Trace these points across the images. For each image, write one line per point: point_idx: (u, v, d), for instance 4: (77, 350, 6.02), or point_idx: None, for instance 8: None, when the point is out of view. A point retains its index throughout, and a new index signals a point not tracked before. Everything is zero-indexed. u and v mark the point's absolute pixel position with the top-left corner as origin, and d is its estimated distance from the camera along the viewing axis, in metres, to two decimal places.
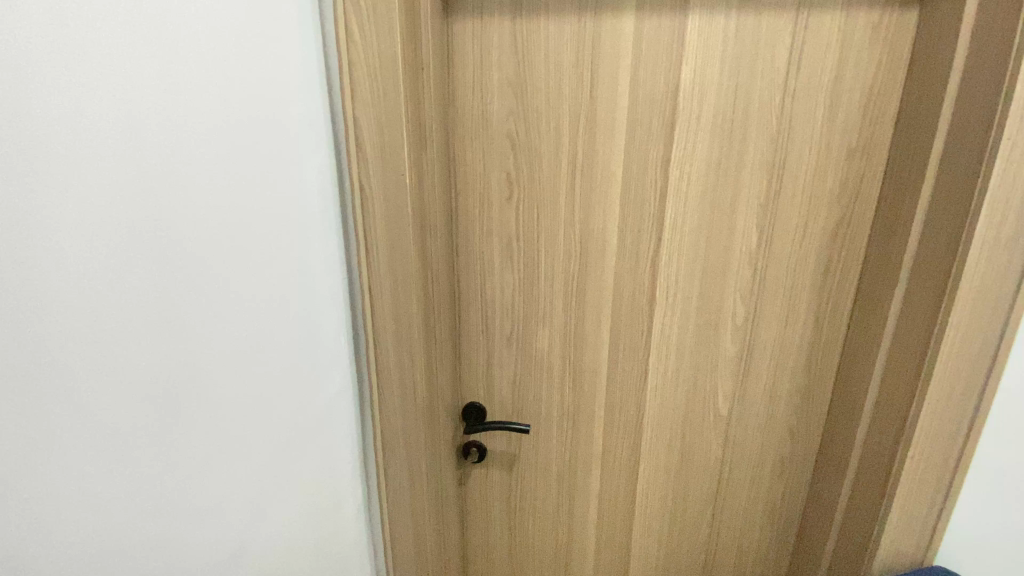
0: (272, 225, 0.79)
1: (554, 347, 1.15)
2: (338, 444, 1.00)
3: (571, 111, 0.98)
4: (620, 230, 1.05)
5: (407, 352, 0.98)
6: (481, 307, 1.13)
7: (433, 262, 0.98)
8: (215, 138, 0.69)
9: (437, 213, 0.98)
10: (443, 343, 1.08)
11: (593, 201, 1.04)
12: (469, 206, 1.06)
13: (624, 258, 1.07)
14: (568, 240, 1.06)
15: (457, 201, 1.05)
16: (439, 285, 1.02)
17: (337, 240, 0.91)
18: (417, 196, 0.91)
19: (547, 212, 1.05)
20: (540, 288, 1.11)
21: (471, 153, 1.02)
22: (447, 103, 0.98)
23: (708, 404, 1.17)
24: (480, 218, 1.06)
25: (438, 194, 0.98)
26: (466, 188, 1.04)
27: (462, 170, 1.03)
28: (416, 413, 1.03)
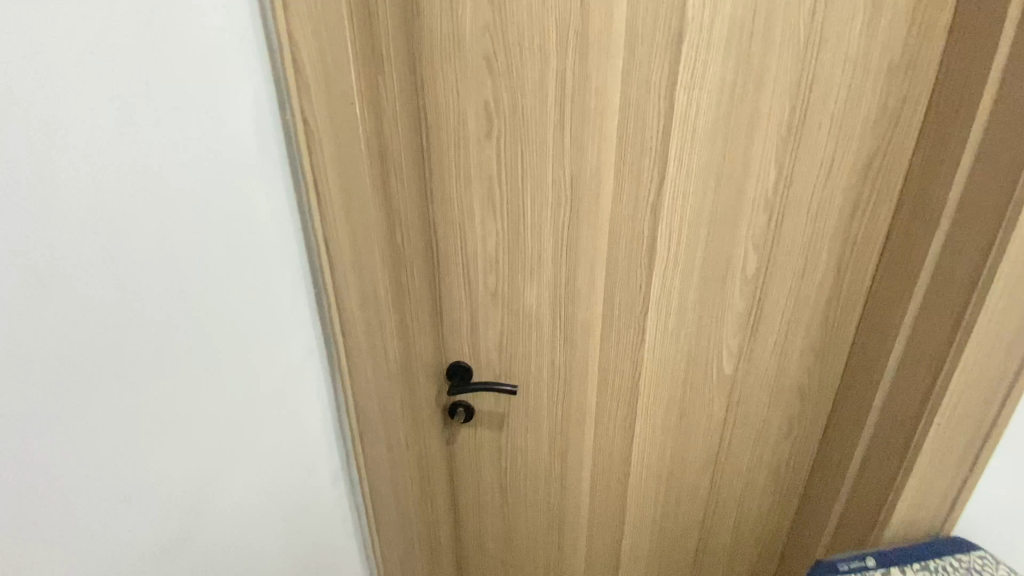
0: (206, 174, 0.65)
1: (543, 302, 1.05)
2: (306, 411, 0.91)
3: (559, 26, 0.82)
4: (617, 170, 0.92)
5: (375, 310, 0.89)
6: (462, 259, 1.02)
7: (396, 207, 0.89)
8: (90, 53, 0.52)
9: (399, 153, 0.86)
10: (416, 298, 0.99)
11: (586, 135, 0.89)
12: (442, 145, 0.92)
13: (621, 202, 0.94)
14: (557, 183, 0.93)
15: (427, 139, 0.91)
16: (407, 234, 0.92)
17: (284, 186, 0.78)
18: (371, 132, 0.79)
19: (533, 150, 0.91)
20: (527, 237, 0.99)
21: (444, 80, 0.87)
22: (410, 18, 0.82)
23: (711, 364, 1.07)
24: (455, 158, 0.93)
25: (401, 131, 0.86)
26: (438, 123, 0.90)
27: (432, 101, 0.89)
28: (388, 374, 0.96)
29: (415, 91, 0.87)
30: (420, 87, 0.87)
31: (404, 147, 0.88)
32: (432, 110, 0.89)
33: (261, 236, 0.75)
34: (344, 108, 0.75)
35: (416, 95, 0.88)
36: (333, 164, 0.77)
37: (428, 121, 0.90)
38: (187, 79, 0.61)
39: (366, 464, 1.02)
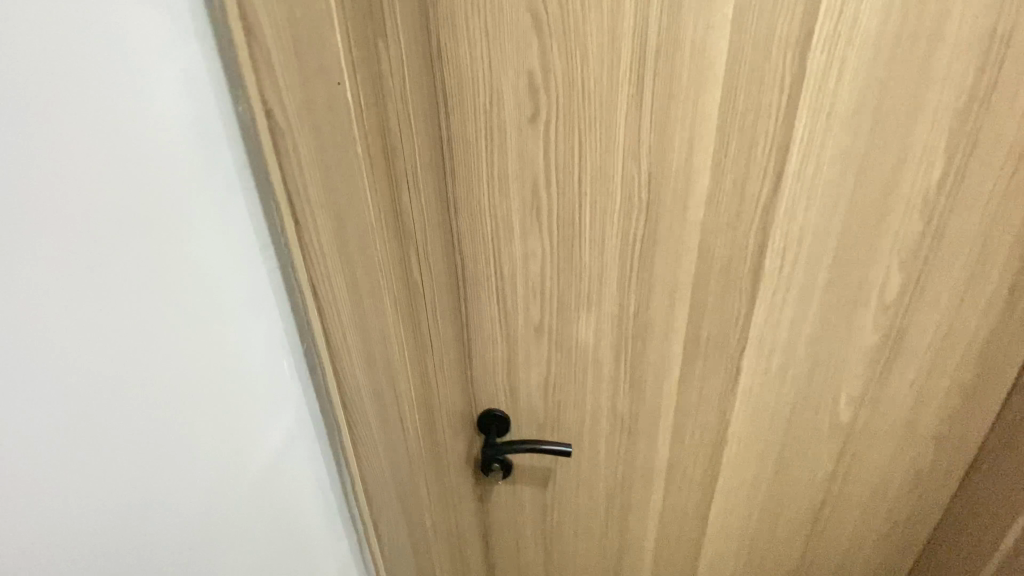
0: (105, 199, 0.44)
1: (604, 339, 0.80)
2: (300, 495, 0.70)
3: None
4: (715, 164, 0.66)
5: (383, 374, 0.64)
6: (498, 288, 0.77)
7: (410, 231, 0.63)
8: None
9: (415, 152, 0.61)
10: (436, 347, 0.74)
11: (672, 116, 0.63)
12: (469, 136, 0.66)
13: (719, 207, 0.68)
14: (629, 185, 0.68)
15: (449, 131, 0.65)
16: (423, 264, 0.67)
17: (245, 210, 0.52)
18: (367, 129, 0.53)
19: (597, 138, 0.66)
20: (584, 256, 0.74)
21: (471, 44, 0.60)
22: None
23: (822, 411, 0.83)
24: (487, 155, 0.67)
25: (408, 122, 0.59)
26: (464, 106, 0.64)
27: (455, 75, 0.62)
28: (407, 448, 0.72)
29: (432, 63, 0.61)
30: (439, 56, 0.61)
31: (415, 144, 0.61)
32: (453, 89, 0.63)
33: (201, 281, 0.52)
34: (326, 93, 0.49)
35: (433, 67, 0.61)
36: (315, 176, 0.51)
37: (448, 104, 0.64)
38: (48, 58, 0.39)
39: (384, 551, 0.80)
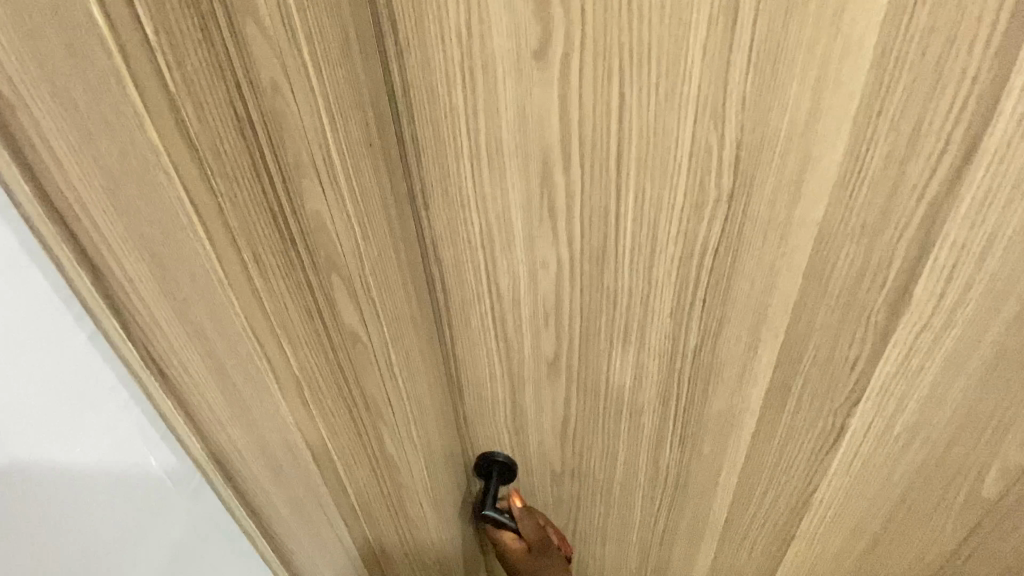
0: None
1: (648, 383, 0.56)
2: None
3: None
4: (858, 127, 0.38)
5: (293, 477, 0.46)
6: (493, 310, 0.53)
7: (329, 269, 0.42)
8: None
9: (339, 142, 0.38)
10: (401, 409, 0.54)
11: (790, 42, 0.36)
12: (440, 85, 0.40)
13: (854, 199, 0.41)
14: (704, 168, 0.41)
15: (406, 75, 0.40)
16: (361, 313, 0.45)
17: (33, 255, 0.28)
18: (207, 131, 0.31)
19: (652, 84, 0.38)
20: (623, 271, 0.48)
21: None
22: None
23: (960, 491, 0.57)
24: (469, 114, 0.41)
25: (315, 94, 0.36)
26: (427, 32, 0.38)
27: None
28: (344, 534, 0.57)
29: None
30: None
31: (332, 124, 0.38)
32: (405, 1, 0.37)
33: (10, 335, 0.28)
34: (93, 101, 0.27)
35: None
36: (107, 207, 0.29)
37: (400, 25, 0.38)
38: None
39: None
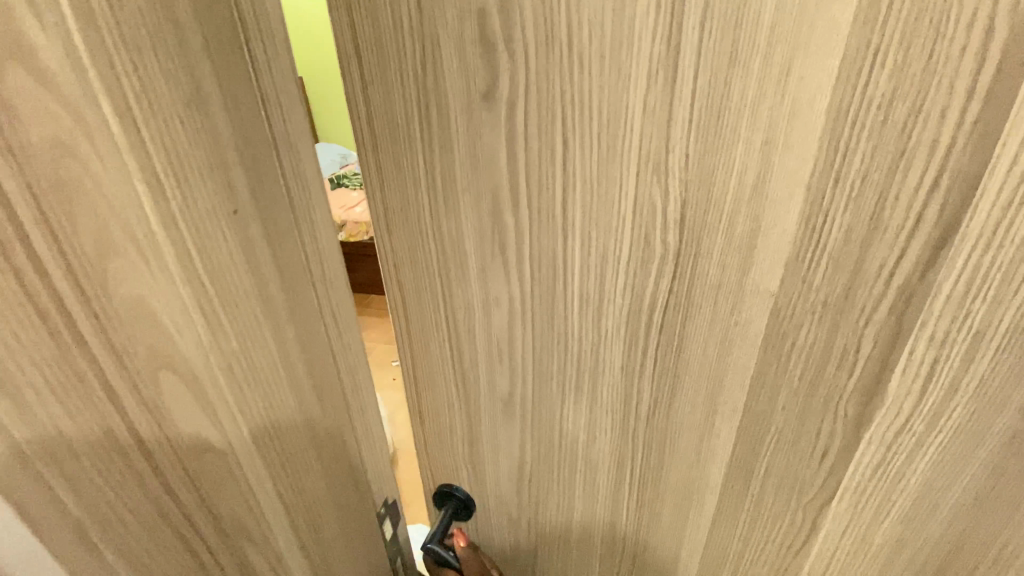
0: None
1: (602, 438, 0.53)
2: None
3: None
4: (812, 196, 0.35)
5: None
6: (451, 342, 0.52)
7: (154, 369, 0.29)
8: None
9: (157, 212, 0.27)
10: (290, 540, 0.40)
11: (735, 99, 0.34)
12: (400, 117, 0.42)
13: (812, 273, 0.37)
14: (651, 221, 0.40)
15: (369, 107, 0.42)
16: (214, 423, 0.32)
17: None
18: None
19: (595, 132, 0.38)
20: (573, 317, 0.47)
21: None
22: None
23: None
24: (425, 145, 0.42)
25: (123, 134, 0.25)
26: (387, 68, 0.40)
27: (368, 16, 0.38)
28: None
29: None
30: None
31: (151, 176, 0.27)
32: (367, 37, 0.39)
33: None
34: None
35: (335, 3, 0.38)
36: None
37: (363, 57, 0.40)
38: None
39: None
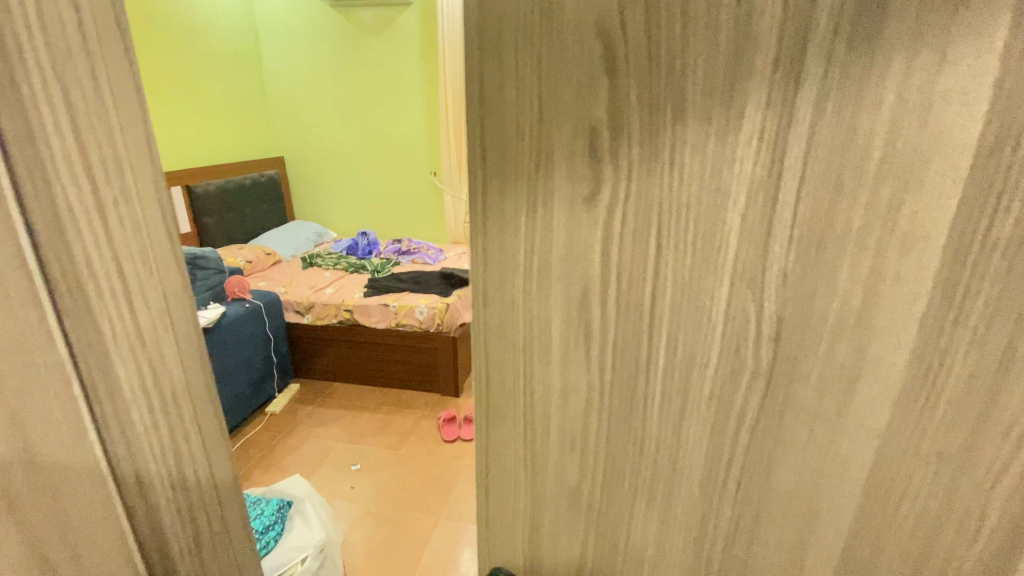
0: None
1: (671, 554, 0.49)
2: None
3: None
4: (924, 334, 0.34)
5: None
6: (526, 431, 0.50)
7: None
8: None
9: None
10: None
11: (839, 227, 0.34)
12: (506, 211, 0.43)
13: (925, 413, 0.36)
14: (750, 334, 0.39)
15: (485, 199, 0.43)
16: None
17: None
18: None
19: (690, 243, 0.38)
20: (652, 414, 0.45)
21: (516, 80, 0.38)
22: None
23: None
24: (526, 237, 0.43)
25: None
26: (505, 165, 0.41)
27: (496, 125, 0.40)
28: None
29: (469, 108, 0.41)
30: (483, 100, 0.40)
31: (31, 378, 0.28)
32: (492, 142, 0.41)
33: None
34: None
35: (473, 113, 0.41)
36: None
37: (487, 160, 0.42)
38: None
39: None
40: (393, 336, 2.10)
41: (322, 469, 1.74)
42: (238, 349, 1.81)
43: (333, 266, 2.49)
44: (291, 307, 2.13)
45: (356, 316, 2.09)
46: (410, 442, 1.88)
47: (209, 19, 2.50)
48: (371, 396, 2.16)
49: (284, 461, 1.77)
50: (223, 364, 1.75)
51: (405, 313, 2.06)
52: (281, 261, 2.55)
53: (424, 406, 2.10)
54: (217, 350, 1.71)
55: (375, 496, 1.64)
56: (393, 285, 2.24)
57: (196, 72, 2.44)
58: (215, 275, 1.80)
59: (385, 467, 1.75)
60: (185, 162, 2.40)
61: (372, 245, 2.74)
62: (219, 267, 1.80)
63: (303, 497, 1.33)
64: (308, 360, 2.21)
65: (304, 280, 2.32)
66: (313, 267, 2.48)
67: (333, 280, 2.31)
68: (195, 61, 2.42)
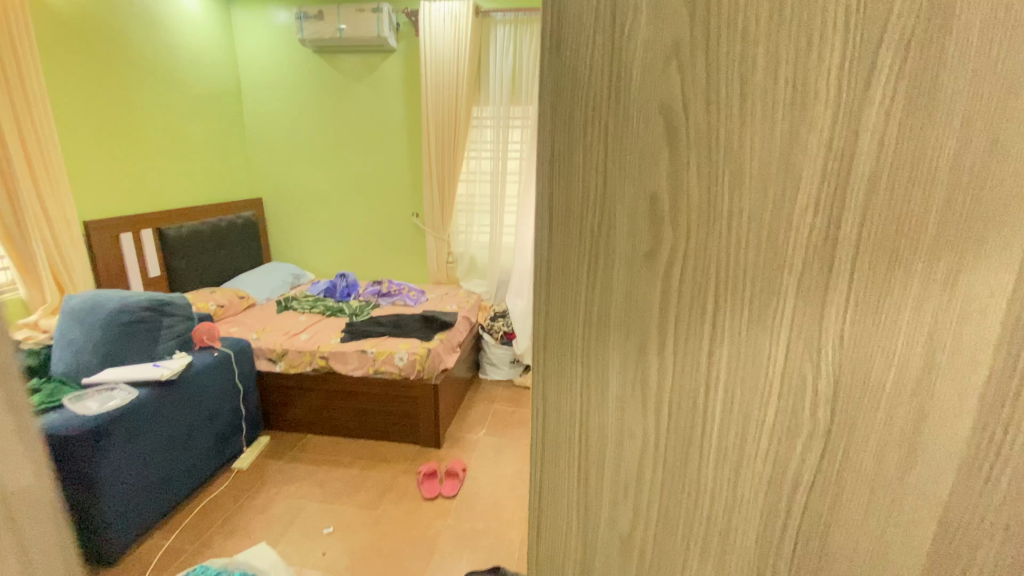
0: None
1: None
2: None
3: (839, 71, 0.34)
4: (987, 401, 0.36)
5: None
6: (579, 482, 0.49)
7: None
8: None
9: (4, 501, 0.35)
10: None
11: (894, 295, 0.36)
12: (569, 270, 0.43)
13: (993, 478, 0.38)
14: (811, 387, 0.40)
15: (549, 258, 0.43)
16: None
17: None
18: None
19: (746, 301, 0.40)
20: (709, 466, 0.44)
21: (583, 156, 0.39)
22: (551, 25, 0.38)
23: None
24: (588, 289, 0.43)
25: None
26: (570, 228, 0.41)
27: (563, 190, 0.41)
28: None
29: (539, 178, 0.41)
30: (553, 168, 0.40)
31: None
32: (559, 208, 0.41)
33: None
34: None
35: (542, 179, 0.41)
36: None
37: (550, 224, 0.42)
38: None
39: None
40: (366, 386, 1.86)
41: (291, 534, 1.45)
42: (212, 398, 1.62)
43: (309, 307, 2.29)
44: (262, 353, 1.89)
45: (333, 364, 1.85)
46: (386, 504, 1.58)
47: (171, 38, 2.24)
48: (349, 450, 1.88)
49: (251, 524, 1.48)
50: (182, 419, 1.50)
51: (383, 360, 1.83)
52: (258, 304, 2.36)
53: (402, 461, 1.81)
54: (196, 393, 1.54)
55: (354, 560, 1.38)
56: (370, 329, 2.02)
57: (167, 101, 2.24)
58: (183, 322, 1.60)
59: (363, 529, 1.48)
60: (109, 192, 1.99)
61: (352, 286, 2.54)
62: (189, 314, 1.62)
63: (268, 570, 1.25)
64: (281, 408, 1.95)
65: (280, 325, 2.09)
66: (288, 311, 2.27)
67: (307, 325, 2.10)
68: (144, 106, 2.13)
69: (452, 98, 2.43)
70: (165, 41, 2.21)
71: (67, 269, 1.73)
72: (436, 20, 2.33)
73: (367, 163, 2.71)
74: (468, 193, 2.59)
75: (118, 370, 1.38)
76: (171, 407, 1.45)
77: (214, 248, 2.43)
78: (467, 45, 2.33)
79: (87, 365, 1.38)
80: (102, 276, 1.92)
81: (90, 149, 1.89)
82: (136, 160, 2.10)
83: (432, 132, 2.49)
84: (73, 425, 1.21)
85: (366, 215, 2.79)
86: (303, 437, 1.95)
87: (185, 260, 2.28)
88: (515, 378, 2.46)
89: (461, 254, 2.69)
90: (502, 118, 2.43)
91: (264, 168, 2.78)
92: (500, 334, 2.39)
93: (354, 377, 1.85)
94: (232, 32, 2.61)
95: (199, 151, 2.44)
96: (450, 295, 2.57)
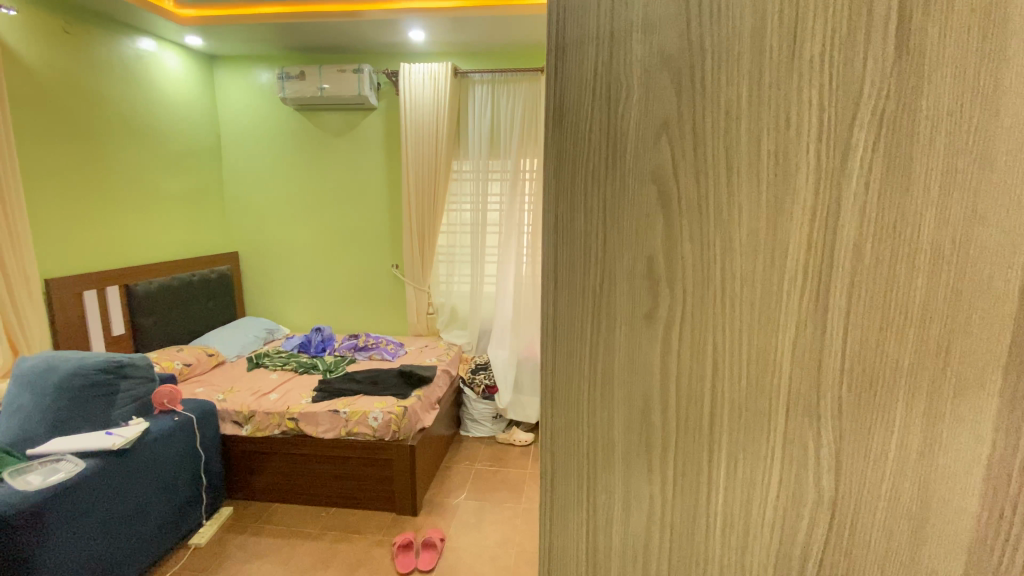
0: None
1: None
2: None
3: (817, 145, 0.35)
4: (991, 476, 0.36)
5: None
6: (581, 557, 0.45)
7: None
8: None
9: None
10: None
11: (890, 361, 0.36)
12: (569, 329, 0.41)
13: (996, 549, 0.37)
14: (816, 454, 0.38)
15: (551, 318, 0.41)
16: None
17: None
18: None
19: (745, 364, 0.39)
20: (714, 540, 0.42)
21: (584, 219, 0.39)
22: (551, 98, 0.38)
23: None
24: (592, 350, 0.41)
25: None
26: (573, 287, 0.40)
27: (565, 251, 0.40)
28: None
29: (543, 240, 0.41)
30: (556, 227, 0.40)
31: None
32: (562, 269, 0.40)
33: None
34: None
35: (545, 241, 0.40)
36: None
37: (551, 283, 0.41)
38: None
39: None
40: (339, 449, 1.78)
41: None
42: (168, 469, 1.51)
43: (282, 365, 2.21)
44: (228, 416, 1.80)
45: (303, 426, 1.77)
46: None
47: (150, 98, 2.26)
48: (320, 519, 1.77)
49: None
50: (135, 494, 1.39)
51: (356, 421, 1.77)
52: (228, 361, 2.28)
53: (376, 530, 1.71)
54: (151, 462, 1.45)
55: None
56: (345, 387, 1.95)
57: (143, 158, 2.23)
58: (143, 384, 1.52)
59: None
60: (74, 249, 1.93)
61: (327, 341, 2.49)
62: (151, 375, 1.54)
63: None
64: (249, 474, 1.84)
65: (250, 384, 2.00)
66: (258, 368, 2.19)
67: (278, 384, 2.02)
68: (117, 164, 2.10)
69: (431, 152, 2.48)
70: (144, 100, 2.23)
71: (23, 331, 1.64)
72: (415, 79, 2.41)
73: (347, 216, 2.72)
74: (448, 244, 2.59)
75: (64, 439, 1.27)
76: (123, 481, 1.35)
77: (184, 303, 2.36)
78: (446, 102, 2.41)
79: (37, 433, 1.28)
80: (60, 336, 1.83)
81: (56, 205, 1.86)
82: (107, 216, 2.06)
83: (412, 185, 2.52)
84: (8, 505, 1.09)
85: (345, 267, 2.77)
86: (271, 506, 1.84)
87: (152, 317, 2.20)
88: (497, 434, 2.40)
89: (441, 305, 2.67)
90: (481, 171, 2.47)
91: (243, 221, 2.76)
92: (481, 388, 2.35)
93: (326, 440, 1.78)
94: (215, 91, 2.65)
95: (175, 206, 2.40)
96: (429, 347, 2.52)
